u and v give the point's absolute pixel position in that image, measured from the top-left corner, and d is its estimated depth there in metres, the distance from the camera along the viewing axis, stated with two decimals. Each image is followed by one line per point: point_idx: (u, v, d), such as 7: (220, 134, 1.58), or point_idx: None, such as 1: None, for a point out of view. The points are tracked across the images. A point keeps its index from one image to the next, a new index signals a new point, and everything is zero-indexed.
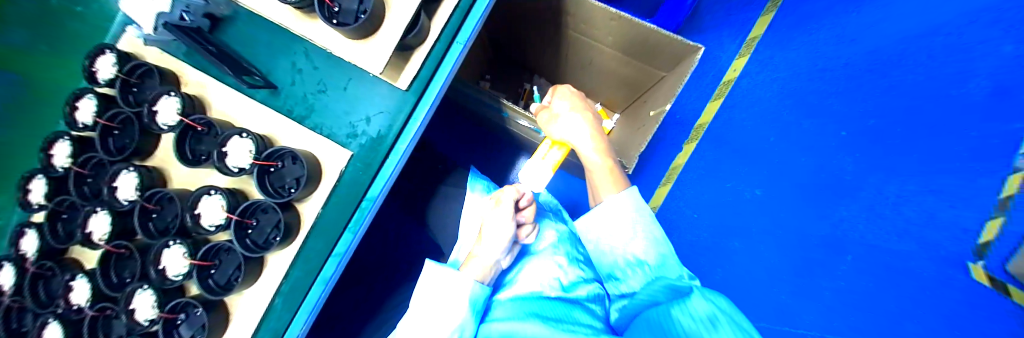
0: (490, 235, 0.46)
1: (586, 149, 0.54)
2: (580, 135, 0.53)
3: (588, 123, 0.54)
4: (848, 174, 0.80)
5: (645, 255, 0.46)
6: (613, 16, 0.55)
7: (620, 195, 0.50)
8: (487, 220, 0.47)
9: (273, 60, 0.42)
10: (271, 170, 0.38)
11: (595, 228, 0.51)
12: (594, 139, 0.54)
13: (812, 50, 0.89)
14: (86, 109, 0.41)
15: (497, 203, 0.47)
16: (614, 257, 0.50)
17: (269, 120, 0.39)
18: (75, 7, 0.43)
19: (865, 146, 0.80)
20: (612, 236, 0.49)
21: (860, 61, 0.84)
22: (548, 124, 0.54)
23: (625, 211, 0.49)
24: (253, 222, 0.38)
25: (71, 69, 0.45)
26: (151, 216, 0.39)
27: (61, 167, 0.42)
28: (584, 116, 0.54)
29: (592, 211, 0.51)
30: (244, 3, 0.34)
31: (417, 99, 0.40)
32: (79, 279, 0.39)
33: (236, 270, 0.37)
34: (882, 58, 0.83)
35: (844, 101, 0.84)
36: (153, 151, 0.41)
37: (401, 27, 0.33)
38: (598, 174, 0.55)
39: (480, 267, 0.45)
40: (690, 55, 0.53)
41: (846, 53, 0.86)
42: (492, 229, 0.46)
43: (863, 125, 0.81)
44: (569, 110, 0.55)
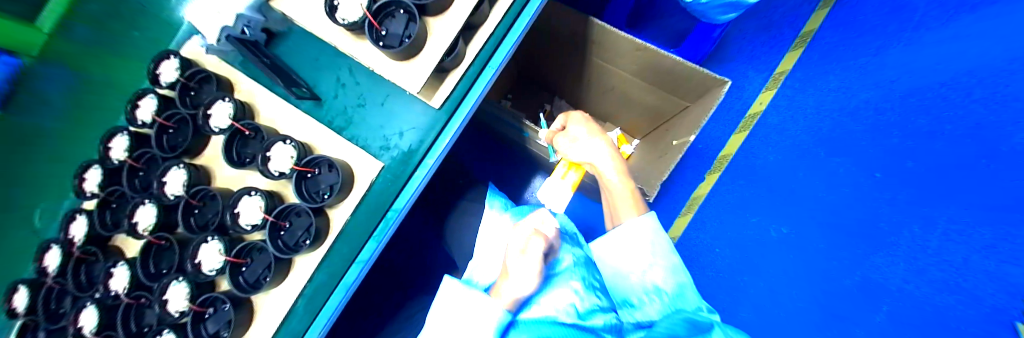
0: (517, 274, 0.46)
1: (604, 169, 0.56)
2: (598, 157, 0.56)
3: (603, 144, 0.57)
4: (874, 219, 0.82)
5: (663, 283, 0.49)
6: (639, 47, 0.58)
7: (640, 219, 0.51)
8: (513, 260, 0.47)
9: (319, 73, 0.45)
10: (308, 176, 0.40)
11: (613, 253, 0.53)
12: (611, 160, 0.56)
13: (837, 90, 0.89)
14: (146, 108, 0.45)
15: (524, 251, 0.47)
16: (633, 286, 0.52)
17: (310, 129, 0.41)
18: (133, 32, 0.48)
19: (893, 186, 0.82)
20: (630, 264, 0.51)
21: (882, 107, 0.86)
22: (565, 146, 0.57)
23: (642, 236, 0.51)
24: (287, 224, 0.40)
25: (139, 70, 0.50)
26: (193, 210, 0.42)
27: (116, 160, 0.44)
28: (602, 139, 0.57)
29: (609, 233, 0.53)
30: (306, 26, 0.38)
31: (449, 117, 0.42)
32: (120, 266, 0.42)
33: (265, 270, 0.39)
34: (902, 102, 0.85)
35: (867, 144, 0.85)
36: (202, 150, 0.44)
37: (440, 51, 0.35)
38: (617, 189, 0.56)
39: (508, 298, 0.44)
40: (715, 87, 0.55)
41: (867, 97, 0.88)
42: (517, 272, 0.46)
43: (896, 167, 0.83)
44: (580, 135, 0.57)
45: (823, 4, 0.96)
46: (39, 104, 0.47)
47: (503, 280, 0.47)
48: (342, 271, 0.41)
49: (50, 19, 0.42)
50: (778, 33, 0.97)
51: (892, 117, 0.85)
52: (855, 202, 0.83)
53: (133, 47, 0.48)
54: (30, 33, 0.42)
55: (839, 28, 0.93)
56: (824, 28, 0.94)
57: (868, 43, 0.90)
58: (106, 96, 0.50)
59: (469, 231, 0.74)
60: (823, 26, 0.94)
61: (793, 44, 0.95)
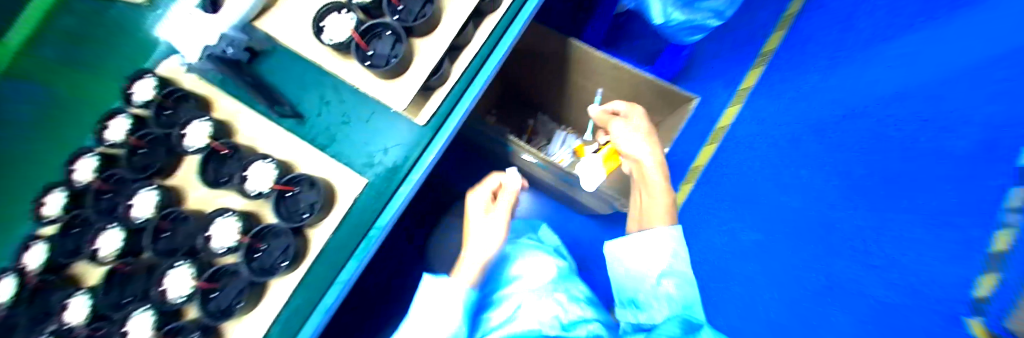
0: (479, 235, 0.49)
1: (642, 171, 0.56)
2: (643, 155, 0.55)
3: (644, 144, 0.56)
4: (840, 224, 0.85)
5: (674, 288, 0.48)
6: (615, 64, 0.61)
7: (662, 229, 0.51)
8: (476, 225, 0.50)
9: (304, 92, 0.45)
10: (287, 194, 0.39)
11: (632, 254, 0.53)
12: (647, 165, 0.55)
13: (804, 105, 0.93)
14: (116, 128, 0.43)
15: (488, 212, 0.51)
16: (646, 291, 0.50)
17: (292, 147, 0.41)
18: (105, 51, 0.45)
19: (859, 190, 0.85)
20: (648, 265, 0.51)
21: (844, 117, 0.90)
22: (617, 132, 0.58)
23: (663, 244, 0.51)
24: (264, 246, 0.38)
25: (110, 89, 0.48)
26: (161, 234, 0.39)
27: (81, 182, 0.42)
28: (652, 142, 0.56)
29: (624, 238, 0.53)
30: (292, 45, 0.39)
31: (433, 133, 0.42)
32: (77, 297, 0.38)
33: (239, 294, 0.37)
34: (863, 115, 0.89)
35: (834, 155, 0.89)
36: (174, 171, 0.43)
37: (425, 71, 0.36)
38: (653, 195, 0.55)
39: (471, 271, 0.46)
40: (685, 103, 0.58)
41: (831, 109, 0.91)
42: (480, 233, 0.49)
43: (850, 175, 0.87)
44: (630, 128, 0.57)
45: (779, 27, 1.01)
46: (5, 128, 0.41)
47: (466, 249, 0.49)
48: (322, 292, 0.40)
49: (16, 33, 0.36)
50: (740, 50, 1.01)
51: (859, 129, 0.88)
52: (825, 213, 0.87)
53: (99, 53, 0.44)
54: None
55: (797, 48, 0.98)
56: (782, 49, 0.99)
57: (825, 58, 0.95)
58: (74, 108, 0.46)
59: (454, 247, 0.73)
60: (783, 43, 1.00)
61: (754, 61, 1.00)
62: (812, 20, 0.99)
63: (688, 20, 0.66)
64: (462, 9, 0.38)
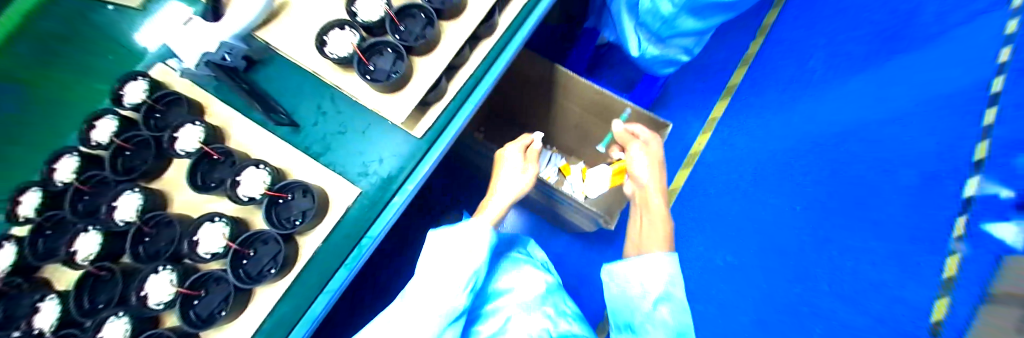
0: (503, 188, 0.53)
1: (644, 195, 0.60)
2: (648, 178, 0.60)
3: (653, 171, 0.60)
4: (806, 243, 0.89)
5: (670, 318, 0.47)
6: (599, 92, 0.65)
7: (659, 255, 0.50)
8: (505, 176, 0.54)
9: (300, 101, 0.45)
10: (279, 201, 0.39)
11: (631, 278, 0.51)
12: (652, 193, 0.59)
13: (773, 132, 1.00)
14: (103, 129, 0.43)
15: (524, 169, 0.54)
16: (639, 315, 0.49)
17: (286, 155, 0.42)
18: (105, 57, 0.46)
19: (825, 213, 0.90)
20: (645, 291, 0.49)
21: (806, 146, 0.96)
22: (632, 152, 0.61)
23: (659, 271, 0.49)
24: (251, 252, 0.38)
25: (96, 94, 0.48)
26: (143, 239, 0.39)
27: (61, 182, 0.41)
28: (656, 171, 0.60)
29: (623, 260, 0.52)
30: (294, 58, 0.41)
31: (429, 146, 0.44)
32: (49, 300, 0.38)
33: (223, 302, 0.36)
34: (827, 146, 0.94)
35: (800, 179, 0.94)
36: (161, 174, 0.42)
37: (424, 87, 0.39)
38: (646, 219, 0.58)
39: (488, 218, 0.50)
40: (660, 129, 0.64)
41: (799, 137, 0.97)
42: (506, 183, 0.53)
43: (812, 201, 0.92)
44: (647, 154, 0.60)
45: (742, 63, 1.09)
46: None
47: (489, 201, 0.53)
48: (308, 302, 0.39)
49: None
50: (713, 80, 1.08)
51: (824, 155, 0.94)
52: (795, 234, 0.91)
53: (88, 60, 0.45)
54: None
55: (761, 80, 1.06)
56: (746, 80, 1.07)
57: (787, 91, 1.02)
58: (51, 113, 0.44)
59: None
60: (749, 72, 1.08)
61: (720, 94, 1.07)
62: (775, 54, 1.08)
63: (662, 55, 0.69)
64: (459, 34, 0.41)
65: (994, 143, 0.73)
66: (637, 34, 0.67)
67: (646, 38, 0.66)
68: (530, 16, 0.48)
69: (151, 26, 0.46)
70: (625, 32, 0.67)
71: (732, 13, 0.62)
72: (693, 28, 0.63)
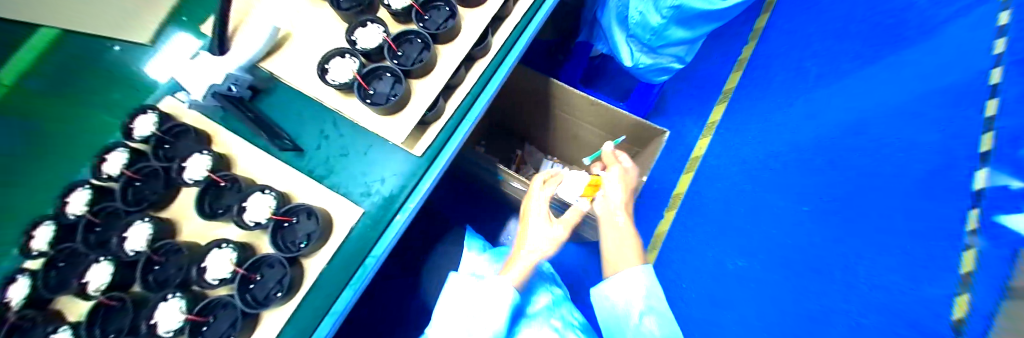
0: (534, 237, 0.58)
1: (609, 212, 0.60)
2: (615, 197, 0.61)
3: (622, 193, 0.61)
4: None
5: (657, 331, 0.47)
6: (593, 101, 0.66)
7: (634, 268, 0.51)
8: (537, 224, 0.59)
9: (304, 127, 0.47)
10: (284, 225, 0.41)
11: (612, 295, 0.51)
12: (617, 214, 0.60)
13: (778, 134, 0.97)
14: (114, 161, 0.44)
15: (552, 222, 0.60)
16: (630, 330, 0.49)
17: (291, 178, 0.43)
18: (114, 94, 0.48)
19: None
20: (628, 304, 0.50)
21: None
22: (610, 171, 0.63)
23: (636, 284, 0.50)
24: (257, 276, 0.38)
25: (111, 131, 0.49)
26: (154, 267, 0.39)
27: (73, 215, 0.42)
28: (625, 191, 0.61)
29: (605, 281, 0.53)
30: (298, 86, 0.43)
31: (429, 163, 0.45)
32: (60, 332, 0.38)
33: (230, 327, 0.36)
34: None
35: None
36: (168, 204, 0.43)
37: (422, 108, 0.41)
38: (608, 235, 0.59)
39: (522, 269, 0.54)
40: (658, 136, 0.64)
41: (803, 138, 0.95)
42: (539, 233, 0.59)
43: None
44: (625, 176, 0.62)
45: (737, 67, 1.13)
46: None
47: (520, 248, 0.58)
48: (314, 325, 0.39)
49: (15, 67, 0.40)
50: (708, 86, 1.13)
51: None
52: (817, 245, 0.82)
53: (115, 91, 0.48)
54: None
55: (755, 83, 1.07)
56: (743, 84, 1.09)
57: (786, 92, 1.00)
58: (69, 134, 0.45)
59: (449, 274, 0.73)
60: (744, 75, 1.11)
61: (717, 99, 1.11)
62: (768, 54, 1.09)
63: (655, 64, 0.63)
64: (454, 55, 0.43)
65: (1007, 114, 0.52)
66: (628, 45, 0.62)
67: (638, 48, 0.62)
68: (523, 35, 0.49)
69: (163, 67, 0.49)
70: (617, 44, 0.64)
71: (724, 20, 0.56)
72: (683, 38, 0.58)
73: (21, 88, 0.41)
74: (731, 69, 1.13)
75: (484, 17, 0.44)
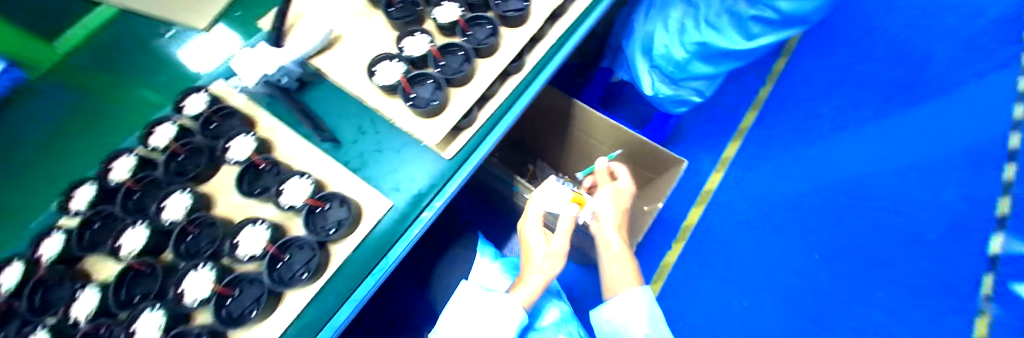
0: (539, 257, 0.55)
1: (602, 233, 0.60)
2: (608, 216, 0.60)
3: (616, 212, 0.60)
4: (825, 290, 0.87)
5: None
6: (613, 125, 0.69)
7: (635, 290, 0.53)
8: (536, 244, 0.55)
9: (343, 121, 0.50)
10: (317, 210, 0.43)
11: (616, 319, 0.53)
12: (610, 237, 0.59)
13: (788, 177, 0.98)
14: (162, 134, 0.46)
15: (550, 241, 0.55)
16: None
17: (326, 167, 0.45)
18: (158, 76, 0.52)
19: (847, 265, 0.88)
20: (630, 327, 0.52)
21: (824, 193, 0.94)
22: (603, 187, 0.61)
23: (637, 308, 0.52)
24: (286, 257, 0.40)
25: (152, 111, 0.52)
26: (187, 237, 0.41)
27: (115, 180, 0.44)
28: (618, 210, 0.61)
29: (606, 304, 0.55)
30: (344, 83, 0.46)
31: (457, 166, 0.47)
32: (88, 290, 0.40)
33: (254, 302, 0.38)
34: (847, 198, 0.92)
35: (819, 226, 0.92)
36: (207, 179, 0.45)
37: (457, 114, 0.44)
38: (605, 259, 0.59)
39: (529, 290, 0.52)
40: (674, 164, 0.65)
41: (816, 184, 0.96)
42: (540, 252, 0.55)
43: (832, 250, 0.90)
44: (617, 198, 0.61)
45: (750, 108, 1.09)
46: (29, 120, 0.43)
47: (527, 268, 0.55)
48: (334, 310, 0.40)
49: (67, 43, 0.42)
50: (724, 121, 1.08)
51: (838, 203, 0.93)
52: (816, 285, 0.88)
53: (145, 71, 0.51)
54: (42, 52, 0.41)
55: (767, 127, 1.04)
56: (757, 124, 1.06)
57: (788, 137, 1.02)
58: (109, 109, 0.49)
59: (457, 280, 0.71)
60: (761, 113, 1.07)
61: (731, 136, 1.06)
62: (787, 94, 1.06)
63: (675, 95, 0.68)
64: (492, 69, 0.46)
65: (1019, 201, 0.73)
66: (650, 74, 0.66)
67: (660, 79, 0.66)
68: (556, 58, 0.53)
69: (208, 56, 0.52)
70: (639, 72, 0.67)
71: (749, 61, 0.59)
72: (705, 73, 0.61)
73: (69, 62, 0.43)
74: (745, 108, 1.09)
75: (522, 37, 0.47)
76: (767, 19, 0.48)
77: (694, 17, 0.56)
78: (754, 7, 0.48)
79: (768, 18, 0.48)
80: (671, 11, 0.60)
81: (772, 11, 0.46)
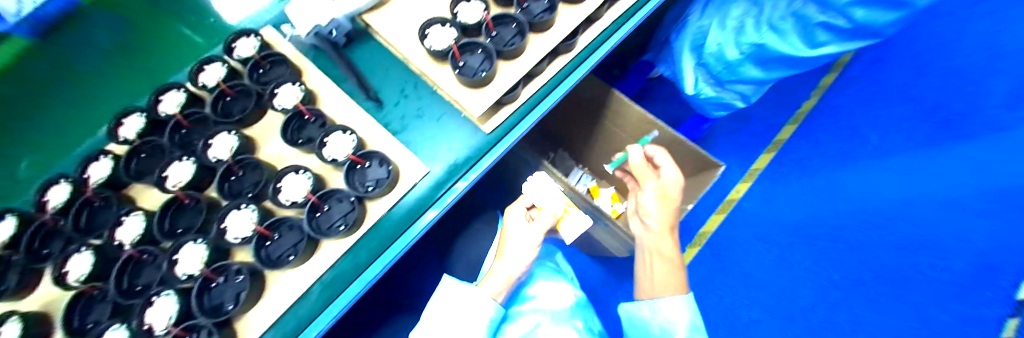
0: (514, 245, 0.55)
1: (648, 227, 0.63)
2: (656, 211, 0.62)
3: (662, 209, 0.62)
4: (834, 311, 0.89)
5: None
6: (650, 120, 0.68)
7: (677, 297, 0.52)
8: (514, 232, 0.56)
9: (386, 82, 0.49)
10: (357, 167, 0.43)
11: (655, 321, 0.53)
12: (658, 239, 0.61)
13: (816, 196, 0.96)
14: (212, 73, 0.47)
15: (531, 223, 0.57)
16: None
17: (367, 126, 0.45)
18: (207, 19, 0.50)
19: (864, 290, 0.88)
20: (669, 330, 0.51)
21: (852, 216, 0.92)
22: (649, 181, 0.65)
23: (680, 313, 0.51)
24: (325, 207, 0.41)
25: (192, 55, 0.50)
26: (230, 177, 0.43)
27: (165, 113, 0.45)
28: (665, 207, 0.63)
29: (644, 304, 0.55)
30: (395, 44, 0.45)
31: (495, 141, 0.47)
32: (133, 216, 0.41)
33: (292, 248, 0.39)
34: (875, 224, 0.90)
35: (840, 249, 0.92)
36: (252, 123, 0.46)
37: (504, 87, 0.43)
38: (647, 259, 0.61)
39: (499, 282, 0.53)
40: (711, 168, 0.64)
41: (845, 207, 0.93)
42: (517, 241, 0.55)
43: (848, 273, 0.90)
44: (663, 192, 0.63)
45: (789, 121, 1.05)
46: None
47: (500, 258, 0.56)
48: (365, 265, 0.42)
49: None
50: (760, 132, 1.05)
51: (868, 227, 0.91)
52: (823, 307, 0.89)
53: (173, 5, 0.49)
54: None
55: (805, 143, 1.02)
56: (794, 139, 1.03)
57: (828, 156, 0.99)
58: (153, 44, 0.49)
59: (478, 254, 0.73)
60: (800, 128, 1.04)
61: (765, 147, 1.04)
62: (831, 111, 1.03)
63: (717, 97, 0.67)
64: (543, 46, 0.45)
65: None
66: (695, 73, 0.65)
67: (705, 78, 0.64)
68: (606, 43, 0.51)
69: (241, 5, 0.48)
70: (683, 70, 0.66)
71: (802, 69, 0.58)
72: (755, 77, 0.60)
73: None
74: (785, 120, 1.06)
75: (579, 16, 0.46)
76: (836, 27, 0.46)
77: (755, 16, 0.53)
78: (825, 12, 0.45)
79: (838, 26, 0.45)
80: (732, 9, 0.57)
81: (845, 19, 0.44)
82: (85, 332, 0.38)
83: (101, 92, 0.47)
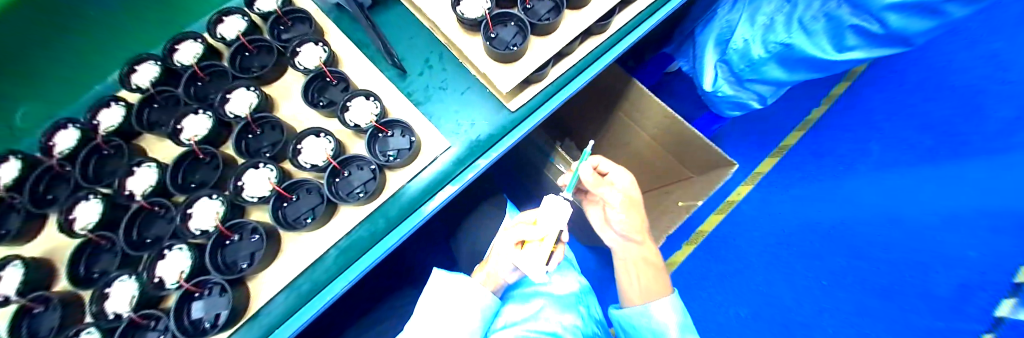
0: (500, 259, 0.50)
1: (628, 232, 0.60)
2: (634, 216, 0.59)
3: (636, 215, 0.59)
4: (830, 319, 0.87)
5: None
6: (667, 114, 0.67)
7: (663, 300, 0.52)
8: (499, 241, 0.51)
9: (411, 51, 0.48)
10: (379, 135, 0.42)
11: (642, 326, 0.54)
12: (640, 248, 0.61)
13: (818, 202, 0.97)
14: (232, 25, 0.45)
15: (513, 228, 0.51)
16: None
17: (389, 93, 0.44)
18: None
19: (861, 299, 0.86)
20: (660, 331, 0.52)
21: None
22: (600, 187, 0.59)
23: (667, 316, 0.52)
24: (345, 173, 0.40)
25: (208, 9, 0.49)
26: (248, 135, 0.41)
27: (181, 63, 0.43)
28: (636, 215, 0.59)
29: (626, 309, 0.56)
30: (425, 11, 0.44)
31: (520, 120, 0.46)
32: (146, 167, 0.40)
33: (311, 210, 0.39)
34: None
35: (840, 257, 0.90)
36: (272, 81, 0.44)
37: (535, 64, 0.42)
38: (634, 269, 0.60)
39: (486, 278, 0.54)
40: (723, 166, 0.64)
41: None
42: (501, 253, 0.50)
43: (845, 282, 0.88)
44: (628, 199, 0.59)
45: (798, 128, 1.07)
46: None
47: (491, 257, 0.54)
48: (384, 233, 0.41)
49: None
50: (768, 136, 1.07)
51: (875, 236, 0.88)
52: (814, 311, 0.89)
53: None
54: None
55: (811, 149, 1.03)
56: (800, 146, 1.04)
57: (833, 162, 0.99)
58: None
59: (486, 235, 0.73)
60: (806, 135, 1.05)
61: (770, 152, 1.06)
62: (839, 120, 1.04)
63: (735, 96, 0.67)
64: (577, 25, 0.44)
65: None
66: (716, 69, 0.66)
67: (724, 75, 0.65)
68: (637, 29, 0.51)
69: None
70: (704, 66, 0.67)
71: (824, 73, 0.59)
72: (777, 78, 0.60)
73: None
74: (794, 126, 1.07)
75: None
76: (870, 32, 0.46)
77: (788, 13, 0.52)
78: (859, 15, 0.45)
79: (871, 31, 0.46)
80: (763, 4, 0.56)
81: (878, 24, 0.45)
82: (92, 282, 0.38)
83: (122, 42, 0.45)
